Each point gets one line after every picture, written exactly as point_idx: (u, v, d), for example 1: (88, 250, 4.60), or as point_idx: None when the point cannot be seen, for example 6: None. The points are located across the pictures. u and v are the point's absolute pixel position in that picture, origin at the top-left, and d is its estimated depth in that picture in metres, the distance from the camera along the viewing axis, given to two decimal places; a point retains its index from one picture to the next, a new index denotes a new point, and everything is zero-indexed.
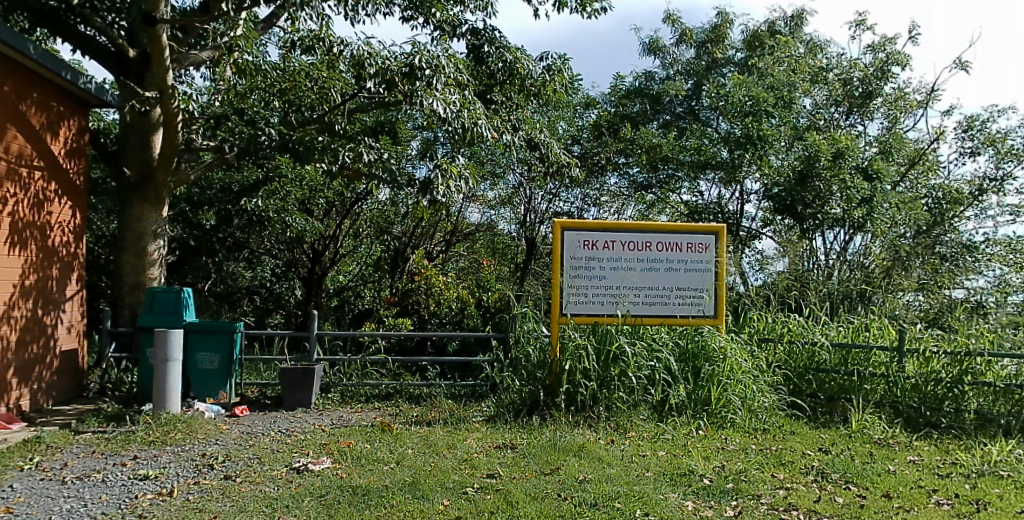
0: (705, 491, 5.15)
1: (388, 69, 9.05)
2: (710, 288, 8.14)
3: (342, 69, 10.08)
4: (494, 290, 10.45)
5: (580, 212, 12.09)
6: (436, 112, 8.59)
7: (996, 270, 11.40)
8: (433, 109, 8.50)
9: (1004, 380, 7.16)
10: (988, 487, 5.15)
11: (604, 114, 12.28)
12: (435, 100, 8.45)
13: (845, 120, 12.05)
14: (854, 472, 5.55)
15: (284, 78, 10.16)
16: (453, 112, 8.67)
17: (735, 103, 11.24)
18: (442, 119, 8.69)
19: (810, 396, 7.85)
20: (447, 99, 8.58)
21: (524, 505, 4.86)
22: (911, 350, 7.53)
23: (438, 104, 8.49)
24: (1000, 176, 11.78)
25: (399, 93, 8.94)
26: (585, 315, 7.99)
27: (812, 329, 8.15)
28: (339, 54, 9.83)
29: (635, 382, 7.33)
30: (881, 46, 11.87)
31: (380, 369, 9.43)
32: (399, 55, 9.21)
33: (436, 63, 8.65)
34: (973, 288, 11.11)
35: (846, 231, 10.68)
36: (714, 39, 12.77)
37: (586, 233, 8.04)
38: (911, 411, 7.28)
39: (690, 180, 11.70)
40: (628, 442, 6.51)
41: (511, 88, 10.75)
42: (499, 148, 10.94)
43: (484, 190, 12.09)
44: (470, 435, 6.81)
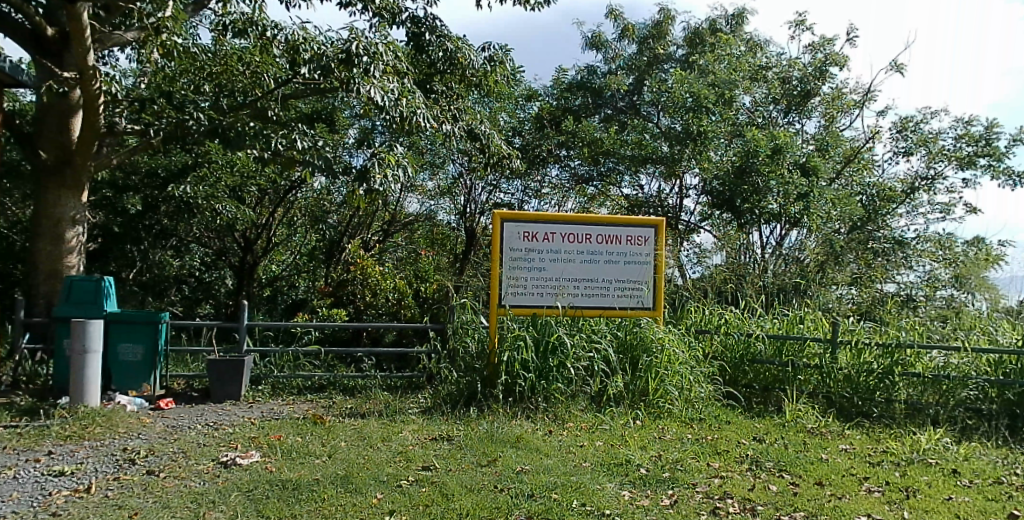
0: (642, 481, 5.14)
1: (324, 55, 8.65)
2: (649, 281, 8.15)
3: (276, 55, 9.51)
4: (432, 281, 10.25)
5: (521, 204, 12.03)
6: (373, 100, 8.27)
7: (927, 265, 11.71)
8: (371, 96, 8.18)
9: (933, 371, 7.21)
10: (918, 474, 5.28)
11: (546, 106, 12.27)
12: (372, 87, 8.13)
13: (782, 118, 12.25)
14: (787, 461, 5.63)
15: (216, 61, 9.80)
16: (390, 100, 8.35)
17: (676, 99, 11.37)
18: (379, 106, 8.38)
19: (745, 386, 7.99)
20: (384, 87, 8.27)
21: (459, 497, 4.74)
22: (844, 341, 7.61)
23: (376, 92, 8.16)
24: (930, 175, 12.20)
25: (336, 80, 8.65)
26: (524, 307, 7.91)
27: (747, 321, 8.26)
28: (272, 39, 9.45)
29: (574, 373, 7.30)
30: (820, 47, 12.12)
31: (313, 361, 9.16)
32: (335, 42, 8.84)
33: (373, 50, 8.35)
34: (903, 282, 11.51)
35: (782, 226, 10.95)
36: (655, 35, 12.88)
37: (525, 225, 7.95)
38: (843, 400, 7.42)
39: (631, 174, 11.79)
40: (565, 433, 6.47)
41: (452, 78, 10.55)
42: (439, 138, 10.73)
43: (423, 180, 11.94)
44: (405, 427, 6.66)
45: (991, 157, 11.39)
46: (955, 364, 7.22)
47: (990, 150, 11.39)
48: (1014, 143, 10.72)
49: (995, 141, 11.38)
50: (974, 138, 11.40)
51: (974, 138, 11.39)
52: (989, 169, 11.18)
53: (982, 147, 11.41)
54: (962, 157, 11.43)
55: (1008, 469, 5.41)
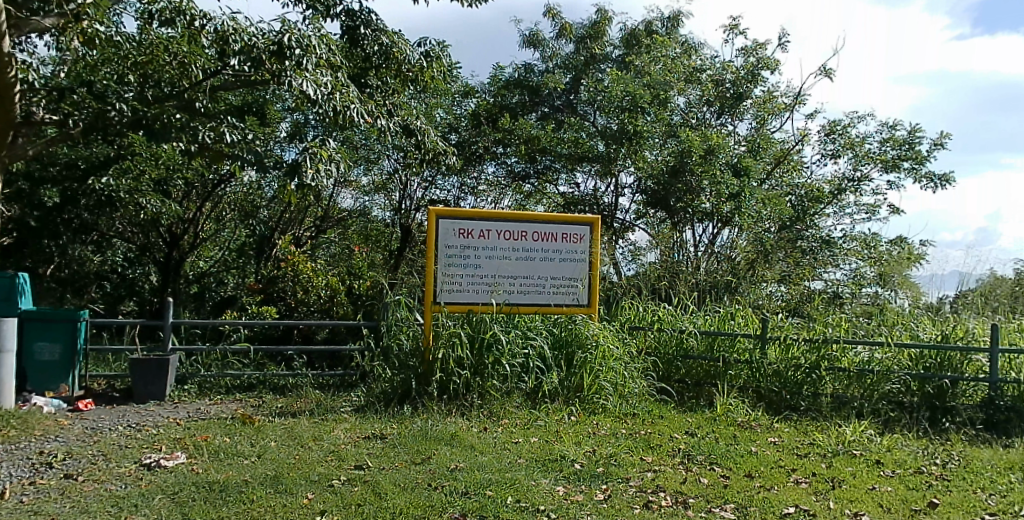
0: (576, 476, 5.15)
1: (255, 46, 8.14)
2: (584, 278, 8.20)
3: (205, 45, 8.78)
4: (365, 278, 10.04)
5: (457, 200, 12.05)
6: (305, 93, 8.04)
7: (852, 264, 11.84)
8: (303, 90, 7.94)
9: (857, 366, 7.45)
10: (843, 465, 5.46)
11: (482, 103, 12.22)
12: (304, 80, 7.92)
13: (715, 120, 12.45)
14: (718, 454, 5.74)
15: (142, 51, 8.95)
16: (323, 95, 8.12)
17: (613, 98, 11.49)
18: (312, 100, 8.13)
19: (678, 381, 8.12)
20: (317, 80, 8.05)
21: (393, 496, 4.65)
22: (772, 337, 7.82)
23: (308, 85, 7.93)
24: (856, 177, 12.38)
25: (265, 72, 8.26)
26: (459, 303, 7.83)
27: (680, 317, 8.42)
28: (199, 28, 8.69)
29: (509, 370, 7.28)
30: (752, 51, 12.44)
31: (242, 358, 8.78)
32: (268, 34, 8.37)
33: (306, 42, 8.07)
34: (830, 279, 11.77)
35: (713, 225, 11.24)
36: (593, 35, 12.98)
37: (461, 221, 7.89)
38: (772, 394, 7.61)
39: (568, 171, 11.84)
40: (500, 430, 6.44)
41: (388, 73, 10.17)
42: (373, 134, 10.52)
43: (357, 176, 11.72)
44: (338, 426, 6.52)
45: (913, 161, 11.92)
46: (878, 359, 7.37)
47: (912, 154, 11.91)
48: (936, 147, 11.24)
49: (917, 145, 11.91)
50: (898, 142, 11.90)
51: (899, 142, 11.88)
52: (912, 172, 11.69)
53: (906, 150, 11.92)
54: (887, 160, 11.92)
55: (926, 459, 5.64)
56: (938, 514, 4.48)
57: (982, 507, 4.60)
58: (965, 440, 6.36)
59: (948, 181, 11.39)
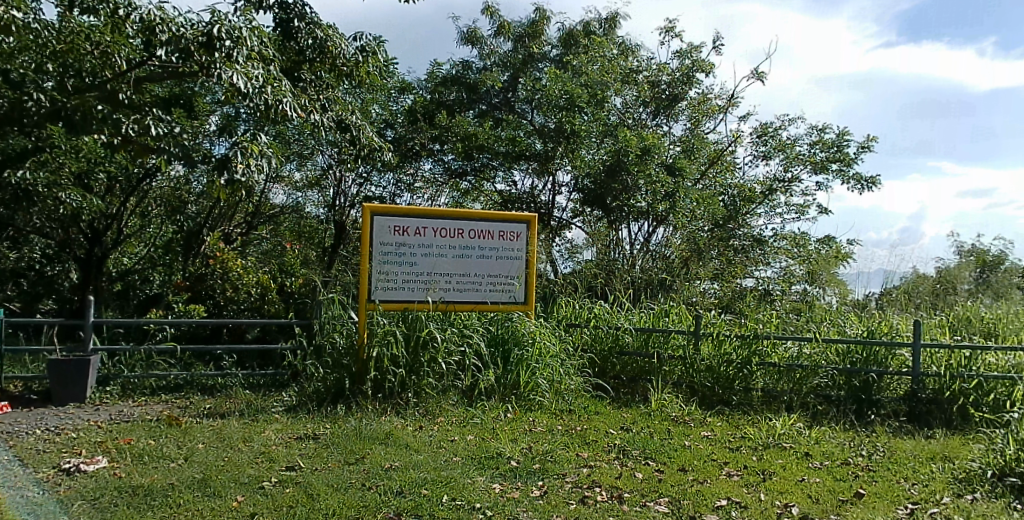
0: (512, 473, 5.12)
1: (183, 36, 7.76)
2: (520, 276, 8.18)
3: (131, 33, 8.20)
4: (298, 276, 9.70)
5: (392, 197, 11.93)
6: (235, 86, 7.62)
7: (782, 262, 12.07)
8: (233, 83, 7.51)
9: (787, 361, 7.67)
10: (773, 458, 5.60)
11: (419, 99, 12.13)
12: (235, 72, 7.47)
13: (651, 120, 12.62)
14: (653, 448, 5.81)
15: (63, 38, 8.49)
16: (255, 88, 7.71)
17: (551, 97, 11.54)
18: (243, 94, 7.72)
19: (613, 377, 8.21)
20: (248, 73, 7.64)
21: (326, 497, 4.53)
22: (706, 333, 7.97)
23: (239, 78, 7.50)
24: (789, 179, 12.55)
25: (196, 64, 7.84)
26: (394, 301, 7.71)
27: (616, 314, 8.51)
28: (125, 17, 8.05)
29: (445, 368, 7.22)
30: (687, 54, 12.67)
31: (168, 358, 8.45)
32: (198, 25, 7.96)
33: (238, 34, 7.70)
34: (761, 276, 12.02)
35: (649, 223, 11.41)
36: (530, 35, 13.04)
37: (396, 219, 7.77)
38: (705, 389, 7.76)
39: (505, 169, 11.83)
40: (436, 428, 6.37)
41: (322, 66, 9.75)
42: (306, 128, 10.25)
43: (290, 171, 11.54)
44: (269, 426, 6.33)
45: (841, 163, 12.36)
46: (807, 354, 7.63)
47: (840, 156, 12.35)
48: (863, 150, 11.67)
49: (845, 148, 12.35)
50: (827, 144, 12.32)
51: (828, 144, 12.31)
52: (840, 174, 12.12)
53: (834, 153, 12.35)
54: (816, 162, 12.33)
55: (853, 451, 5.85)
56: (864, 503, 4.63)
57: (905, 496, 4.79)
58: (890, 432, 6.62)
59: (874, 183, 11.85)
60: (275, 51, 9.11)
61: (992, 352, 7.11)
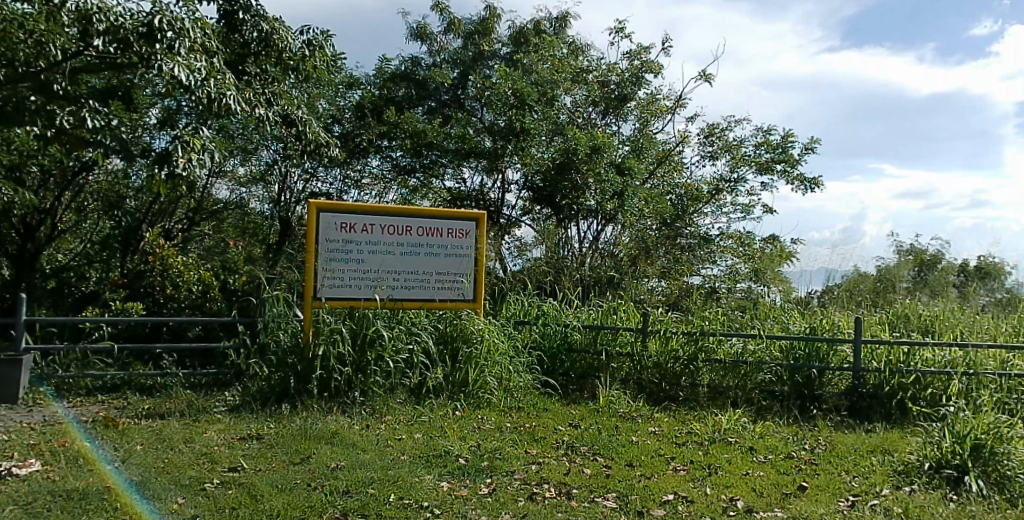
0: (460, 471, 5.10)
1: (121, 27, 7.46)
2: (469, 273, 8.13)
3: (66, 23, 7.87)
4: (242, 273, 9.48)
5: (339, 193, 11.84)
6: (177, 79, 7.37)
7: (728, 260, 12.19)
8: (174, 75, 7.27)
9: (732, 357, 7.80)
10: (718, 452, 5.71)
11: (367, 94, 11.99)
12: (176, 64, 7.23)
13: (601, 119, 12.74)
14: (600, 445, 5.86)
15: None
16: (197, 81, 7.49)
17: (500, 95, 11.53)
18: (184, 86, 7.49)
19: (562, 374, 8.24)
20: (190, 65, 7.40)
21: (271, 497, 4.43)
22: (653, 330, 8.08)
23: (181, 70, 7.25)
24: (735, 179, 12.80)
25: (135, 56, 7.50)
26: (341, 299, 7.60)
27: (565, 312, 8.56)
28: (59, 5, 7.70)
29: (392, 366, 7.13)
30: (636, 55, 12.83)
31: (105, 358, 8.17)
32: (138, 15, 7.68)
33: (180, 25, 7.46)
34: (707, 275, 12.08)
35: (598, 222, 11.51)
36: (481, 32, 12.99)
37: (343, 215, 7.65)
38: (652, 386, 7.86)
39: (454, 166, 11.74)
40: (383, 427, 6.29)
41: (268, 60, 9.47)
42: (250, 122, 10.00)
43: (234, 166, 11.29)
44: (212, 427, 6.15)
45: (785, 164, 12.67)
46: (751, 350, 7.80)
47: (784, 157, 12.66)
48: (807, 151, 11.99)
49: (789, 149, 12.67)
50: (772, 146, 12.63)
51: (773, 146, 12.61)
52: (784, 174, 12.42)
53: (779, 154, 12.66)
54: (761, 163, 12.63)
55: (796, 445, 6.01)
56: (807, 496, 4.75)
57: (847, 488, 4.93)
58: (831, 426, 6.82)
59: (817, 183, 12.16)
60: (219, 43, 8.85)
61: (928, 348, 7.32)
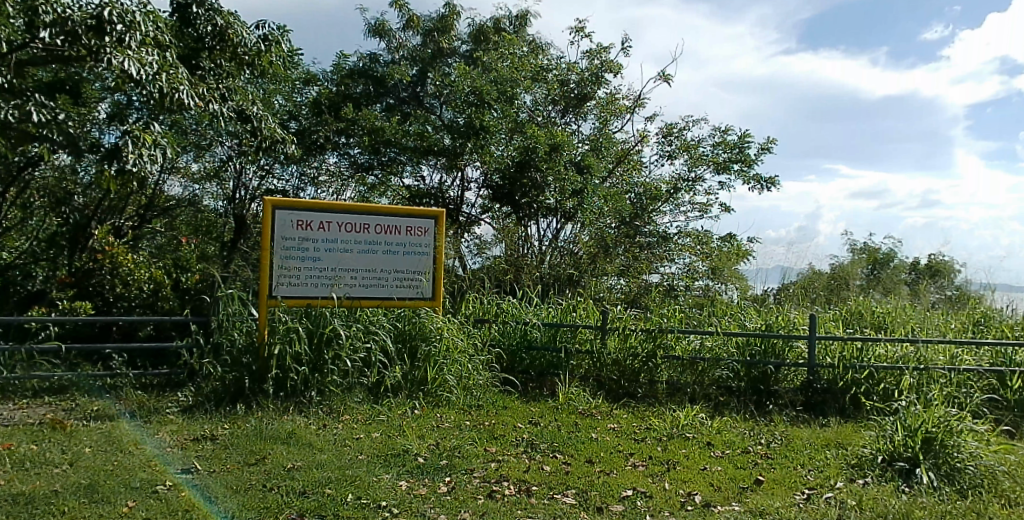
0: (420, 470, 5.06)
1: (69, 19, 6.93)
2: (428, 271, 8.06)
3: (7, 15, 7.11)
4: (195, 271, 9.27)
5: (296, 191, 11.61)
6: (127, 72, 7.19)
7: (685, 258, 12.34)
8: (125, 69, 7.09)
9: (690, 354, 7.93)
10: (676, 448, 5.78)
11: (324, 91, 11.84)
12: (127, 58, 7.06)
13: (560, 118, 12.75)
14: (560, 442, 5.88)
15: None
16: (149, 75, 7.31)
17: (459, 93, 11.51)
18: (135, 81, 7.30)
19: (521, 372, 8.23)
20: (142, 59, 7.23)
21: (225, 499, 4.34)
22: (612, 327, 8.15)
23: (132, 63, 7.10)
24: (693, 179, 12.97)
25: (83, 49, 7.12)
26: (297, 298, 7.48)
27: (524, 310, 8.56)
28: None
29: (350, 365, 7.04)
30: (596, 54, 12.91)
31: (52, 358, 7.87)
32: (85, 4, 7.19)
33: (131, 18, 7.25)
34: (665, 273, 12.26)
35: (557, 220, 11.56)
36: (440, 29, 12.92)
37: (300, 213, 7.51)
38: (611, 382, 7.93)
39: (413, 164, 11.68)
40: (340, 426, 6.21)
41: (222, 55, 9.24)
42: (204, 118, 9.77)
43: (187, 161, 11.04)
44: (163, 428, 5.99)
45: (742, 163, 12.90)
46: (709, 346, 7.90)
47: (741, 157, 12.89)
48: (763, 151, 12.22)
49: (745, 149, 12.90)
50: (729, 145, 12.84)
51: (730, 145, 12.82)
52: (741, 174, 12.64)
53: (735, 154, 12.88)
54: (719, 162, 12.83)
55: (753, 439, 6.12)
56: (763, 490, 4.84)
57: (802, 482, 5.04)
58: (786, 421, 6.95)
59: (773, 183, 12.40)
60: (172, 37, 8.63)
61: (880, 344, 7.51)
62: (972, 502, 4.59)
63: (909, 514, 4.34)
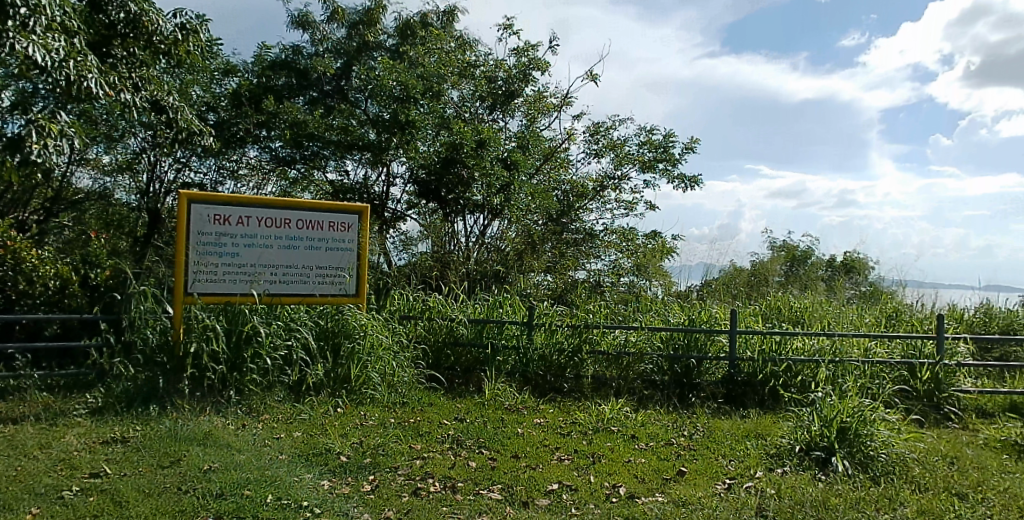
0: (342, 469, 4.93)
1: None
2: (351, 267, 7.89)
3: None
4: (105, 267, 8.79)
5: (214, 185, 11.17)
6: (31, 59, 6.73)
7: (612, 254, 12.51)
8: (29, 55, 6.63)
9: (615, 348, 8.04)
10: (602, 441, 5.84)
11: (244, 82, 11.44)
12: (32, 43, 6.60)
13: (488, 115, 12.61)
14: (486, 438, 5.84)
15: None
16: (54, 62, 6.88)
17: (384, 87, 11.34)
18: (39, 68, 6.85)
19: (447, 368, 8.14)
20: (48, 44, 6.79)
21: (136, 503, 4.14)
22: (538, 323, 8.16)
23: (36, 49, 6.64)
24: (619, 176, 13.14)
25: None
26: (214, 295, 7.19)
27: (451, 306, 8.47)
28: None
29: (270, 364, 6.80)
30: (524, 52, 12.93)
31: None
32: None
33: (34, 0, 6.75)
34: (591, 269, 12.37)
35: (484, 217, 11.54)
36: (366, 22, 12.65)
37: (217, 207, 7.25)
38: (538, 378, 7.95)
39: (337, 159, 11.46)
40: (260, 426, 6.00)
41: (135, 43, 8.75)
42: (116, 108, 9.30)
43: (98, 153, 10.48)
44: (69, 431, 5.65)
45: (667, 162, 13.17)
46: (633, 341, 8.04)
47: (666, 156, 13.17)
48: (688, 151, 12.50)
49: (670, 149, 13.18)
50: (654, 145, 13.09)
51: (655, 145, 13.08)
52: (665, 173, 12.91)
53: (660, 153, 13.13)
54: (645, 161, 13.06)
55: (676, 432, 6.25)
56: (685, 481, 4.94)
57: (723, 472, 5.16)
58: (708, 413, 7.13)
59: (696, 182, 12.67)
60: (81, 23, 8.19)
61: (798, 337, 7.77)
62: (883, 489, 4.80)
63: (824, 501, 4.50)
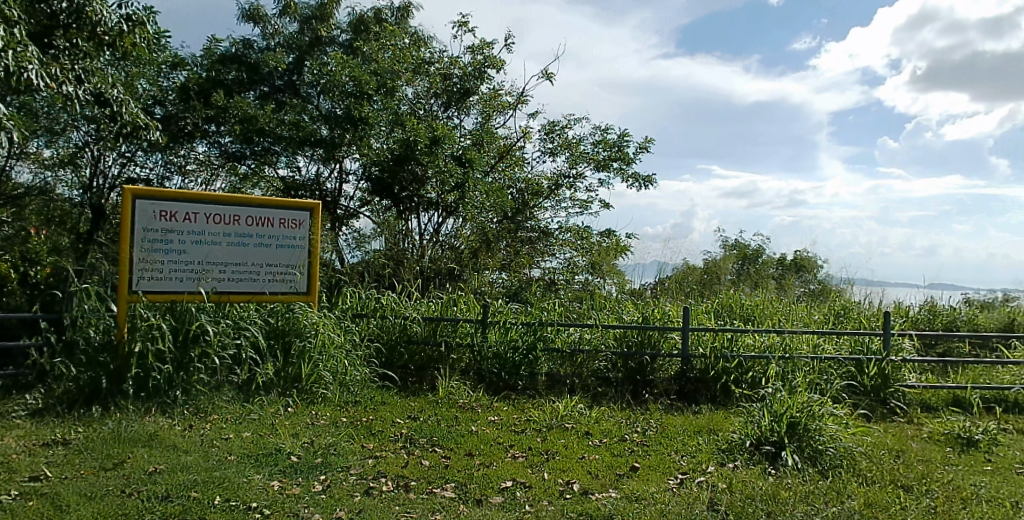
0: (292, 469, 4.82)
1: None
2: (302, 265, 7.74)
3: None
4: (45, 265, 8.38)
5: (160, 180, 10.87)
6: None
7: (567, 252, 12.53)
8: None
9: (569, 346, 8.06)
10: (556, 438, 5.84)
11: (193, 75, 11.15)
12: None
13: (442, 112, 12.54)
14: (439, 436, 5.78)
15: None
16: None
17: (337, 83, 11.23)
18: None
19: (400, 366, 8.05)
20: None
21: (77, 507, 3.99)
22: (493, 321, 8.13)
23: None
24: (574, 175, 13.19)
25: None
26: (161, 292, 6.96)
27: (404, 305, 8.38)
28: None
29: (218, 363, 6.62)
30: (479, 50, 12.88)
31: None
32: None
33: None
34: (546, 267, 12.39)
35: (439, 214, 11.47)
36: (319, 17, 12.40)
37: (163, 203, 7.04)
38: (492, 375, 7.93)
39: (288, 155, 11.26)
40: (208, 427, 5.84)
41: (79, 34, 8.24)
42: (57, 100, 8.94)
43: (38, 146, 10.09)
44: (7, 434, 5.42)
45: (621, 161, 13.26)
46: (587, 338, 8.07)
47: (620, 155, 13.26)
48: (642, 151, 12.58)
49: (624, 148, 13.26)
50: (609, 144, 13.17)
51: (610, 144, 13.16)
52: (620, 172, 13.00)
53: (615, 152, 13.22)
54: (599, 160, 13.16)
55: (629, 428, 6.29)
56: (638, 476, 4.96)
57: (675, 466, 5.21)
58: (661, 409, 7.20)
59: (650, 181, 12.74)
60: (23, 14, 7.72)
61: (749, 333, 7.87)
62: (831, 482, 4.90)
63: (774, 495, 4.56)
